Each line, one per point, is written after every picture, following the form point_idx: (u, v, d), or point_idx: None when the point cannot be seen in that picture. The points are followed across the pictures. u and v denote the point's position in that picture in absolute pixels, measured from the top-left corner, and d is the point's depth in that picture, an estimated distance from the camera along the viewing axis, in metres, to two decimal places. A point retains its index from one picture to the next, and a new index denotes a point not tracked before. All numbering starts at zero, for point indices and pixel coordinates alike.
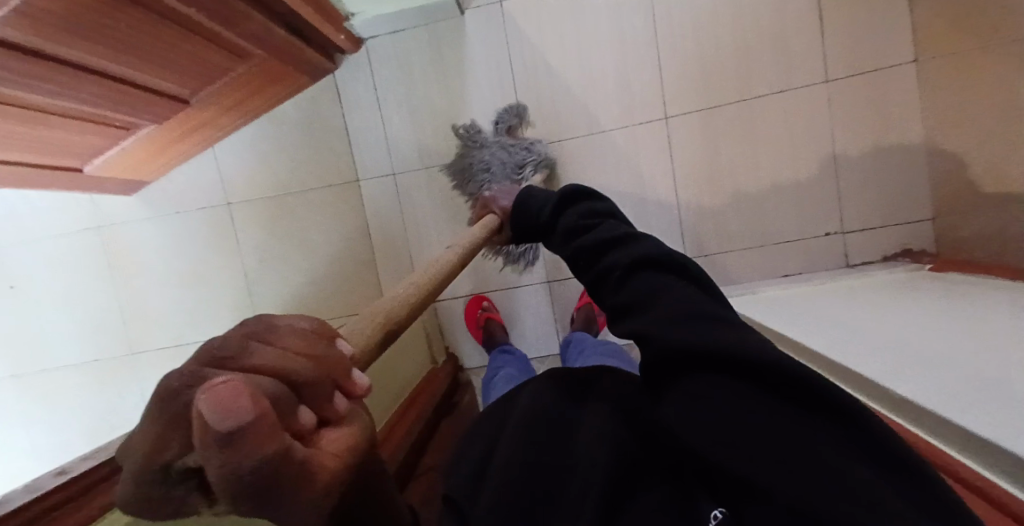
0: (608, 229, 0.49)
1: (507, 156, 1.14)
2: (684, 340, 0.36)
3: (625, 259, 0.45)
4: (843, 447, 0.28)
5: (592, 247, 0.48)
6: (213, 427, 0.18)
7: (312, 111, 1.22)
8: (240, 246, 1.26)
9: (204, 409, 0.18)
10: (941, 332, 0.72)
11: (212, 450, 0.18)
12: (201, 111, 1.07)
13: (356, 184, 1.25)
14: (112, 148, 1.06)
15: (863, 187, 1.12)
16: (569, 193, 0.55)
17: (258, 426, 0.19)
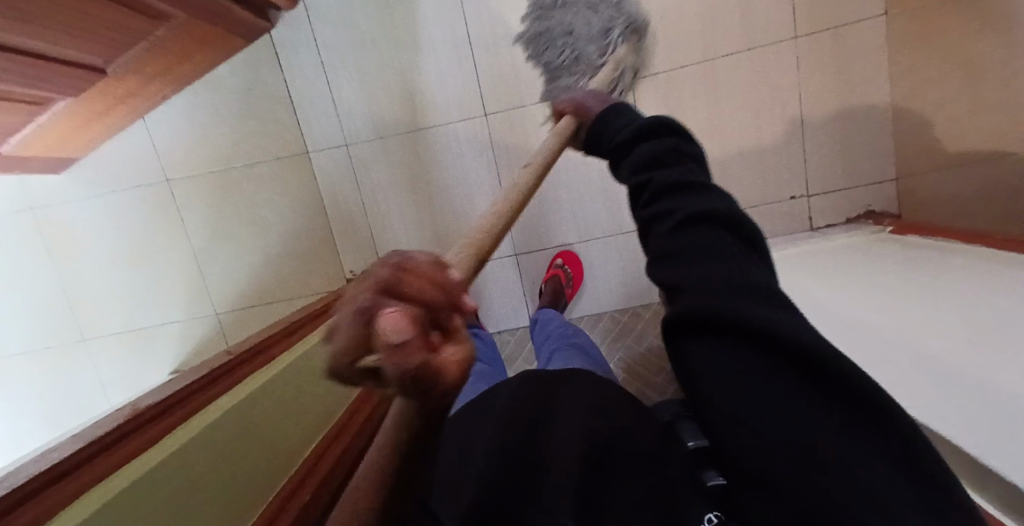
0: (685, 172, 0.39)
1: (596, 19, 1.02)
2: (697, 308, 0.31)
3: (690, 210, 0.36)
4: (859, 445, 0.25)
5: (661, 187, 0.39)
6: (394, 336, 0.17)
7: (251, 75, 1.12)
8: (186, 224, 1.18)
9: (382, 329, 0.17)
10: (894, 304, 0.72)
11: (390, 354, 0.17)
12: (125, 81, 0.96)
13: (305, 156, 1.17)
14: (29, 125, 0.94)
15: (826, 151, 1.11)
16: (652, 126, 0.45)
17: (416, 340, 0.17)
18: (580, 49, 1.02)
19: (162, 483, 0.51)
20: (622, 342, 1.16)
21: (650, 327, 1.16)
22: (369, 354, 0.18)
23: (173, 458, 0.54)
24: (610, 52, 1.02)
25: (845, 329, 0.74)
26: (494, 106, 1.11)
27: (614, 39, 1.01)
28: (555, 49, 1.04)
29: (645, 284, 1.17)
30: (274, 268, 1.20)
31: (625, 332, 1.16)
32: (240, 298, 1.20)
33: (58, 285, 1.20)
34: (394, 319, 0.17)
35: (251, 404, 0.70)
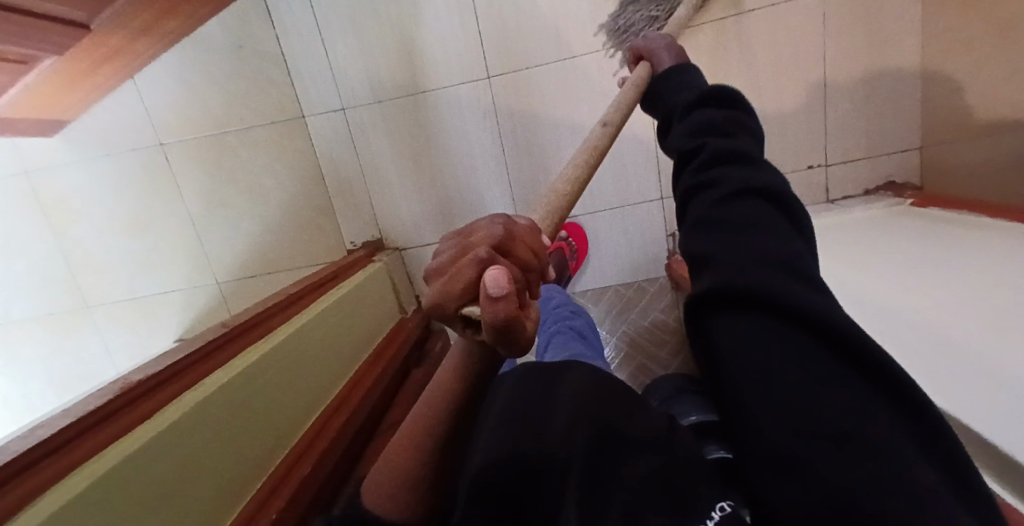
0: (742, 144, 0.38)
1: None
2: (731, 280, 0.28)
3: (737, 183, 0.35)
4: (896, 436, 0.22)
5: (716, 153, 0.38)
6: (497, 293, 0.20)
7: (242, 32, 1.07)
8: (183, 191, 1.15)
9: (487, 281, 0.21)
10: (909, 279, 0.69)
11: (489, 306, 0.21)
12: (108, 37, 0.92)
13: (302, 121, 1.12)
14: (15, 86, 0.94)
15: (848, 118, 1.05)
16: (715, 94, 0.44)
17: (511, 298, 0.21)
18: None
19: (162, 453, 0.52)
20: (627, 316, 1.14)
21: (655, 301, 1.14)
22: (470, 298, 0.22)
23: (176, 426, 0.54)
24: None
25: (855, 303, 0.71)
26: (497, 67, 1.05)
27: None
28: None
29: (653, 257, 1.14)
30: (273, 237, 1.18)
31: (630, 306, 1.15)
32: (241, 266, 1.19)
33: (59, 252, 1.19)
34: (498, 278, 0.21)
35: (257, 372, 0.70)
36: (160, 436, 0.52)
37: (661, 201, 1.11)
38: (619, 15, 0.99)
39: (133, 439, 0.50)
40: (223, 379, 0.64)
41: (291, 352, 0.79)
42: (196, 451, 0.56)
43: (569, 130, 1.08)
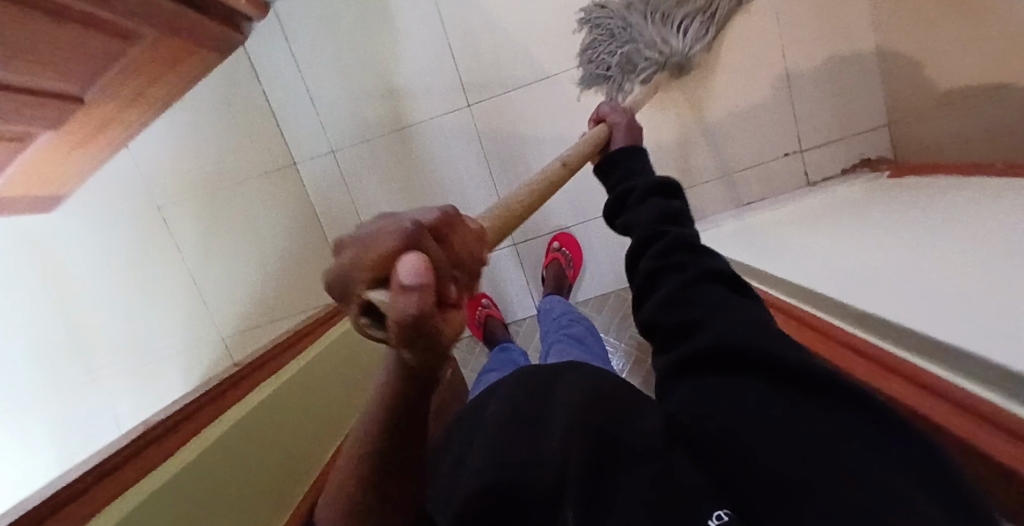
0: (698, 238, 0.46)
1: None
2: (718, 334, 0.32)
3: (700, 270, 0.40)
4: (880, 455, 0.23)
5: (681, 239, 0.45)
6: (410, 281, 0.17)
7: (230, 90, 1.11)
8: (180, 249, 1.16)
9: (403, 265, 0.17)
10: (885, 235, 0.71)
11: (399, 296, 0.17)
12: (102, 107, 0.94)
13: (293, 167, 1.16)
14: (14, 163, 0.91)
15: (815, 104, 1.10)
16: (662, 186, 0.54)
17: (430, 289, 0.17)
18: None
19: (175, 498, 0.51)
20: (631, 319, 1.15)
21: None
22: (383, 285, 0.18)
23: (188, 468, 0.53)
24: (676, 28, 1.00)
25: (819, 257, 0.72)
26: (476, 95, 1.11)
27: (685, 27, 1.00)
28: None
29: None
30: (273, 284, 1.19)
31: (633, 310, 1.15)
32: (243, 316, 1.19)
33: None
34: (416, 262, 0.17)
35: (265, 412, 0.69)
36: (172, 480, 0.51)
37: None
38: (592, 17, 1.05)
39: (148, 484, 0.49)
40: (230, 420, 0.63)
41: (299, 388, 0.79)
42: (207, 495, 0.55)
43: (552, 145, 1.12)
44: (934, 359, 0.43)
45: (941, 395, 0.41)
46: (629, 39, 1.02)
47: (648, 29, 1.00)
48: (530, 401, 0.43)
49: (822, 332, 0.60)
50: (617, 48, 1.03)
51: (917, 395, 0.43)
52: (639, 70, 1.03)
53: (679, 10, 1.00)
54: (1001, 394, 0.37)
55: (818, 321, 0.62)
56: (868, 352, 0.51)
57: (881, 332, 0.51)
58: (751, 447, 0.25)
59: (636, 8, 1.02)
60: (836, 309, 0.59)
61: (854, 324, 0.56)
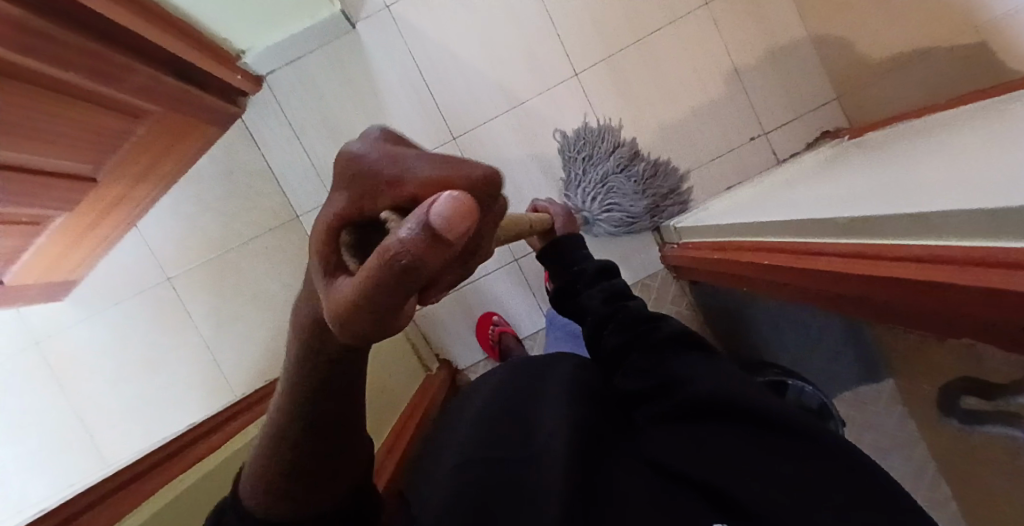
0: (644, 310, 0.61)
1: (650, 195, 1.17)
2: (710, 390, 0.44)
3: (669, 331, 0.55)
4: (822, 475, 0.37)
5: (636, 316, 0.59)
6: (446, 226, 0.08)
7: (231, 159, 1.19)
8: (193, 316, 1.18)
9: (445, 201, 0.08)
10: (864, 171, 0.76)
11: (403, 223, 0.08)
12: (112, 185, 1.00)
13: (296, 220, 1.20)
14: (28, 250, 0.95)
15: (768, 90, 1.20)
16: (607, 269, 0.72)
17: (445, 252, 0.09)
18: (629, 174, 1.16)
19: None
20: None
21: (664, 296, 1.24)
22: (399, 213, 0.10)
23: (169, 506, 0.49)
24: (611, 207, 1.15)
25: (809, 199, 0.77)
26: (460, 129, 1.20)
27: (609, 214, 1.15)
28: (633, 158, 1.17)
29: (645, 255, 1.23)
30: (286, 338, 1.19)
31: None
32: (258, 375, 1.19)
33: (73, 414, 1.16)
34: (469, 201, 0.08)
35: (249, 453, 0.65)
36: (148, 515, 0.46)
37: None
38: (595, 129, 1.18)
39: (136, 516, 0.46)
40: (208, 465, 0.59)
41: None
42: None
43: (537, 163, 1.21)
44: (924, 233, 0.47)
45: (931, 259, 0.44)
46: (583, 176, 1.16)
47: (597, 185, 1.15)
48: (514, 417, 0.51)
49: (829, 252, 0.64)
50: (572, 169, 1.17)
51: (920, 269, 0.45)
52: (572, 190, 1.17)
53: (627, 199, 1.15)
54: (974, 236, 0.39)
55: (820, 247, 0.66)
56: (873, 252, 0.55)
57: (880, 231, 0.54)
58: (732, 477, 0.38)
59: (614, 164, 1.16)
60: (834, 229, 0.63)
61: (856, 236, 0.59)
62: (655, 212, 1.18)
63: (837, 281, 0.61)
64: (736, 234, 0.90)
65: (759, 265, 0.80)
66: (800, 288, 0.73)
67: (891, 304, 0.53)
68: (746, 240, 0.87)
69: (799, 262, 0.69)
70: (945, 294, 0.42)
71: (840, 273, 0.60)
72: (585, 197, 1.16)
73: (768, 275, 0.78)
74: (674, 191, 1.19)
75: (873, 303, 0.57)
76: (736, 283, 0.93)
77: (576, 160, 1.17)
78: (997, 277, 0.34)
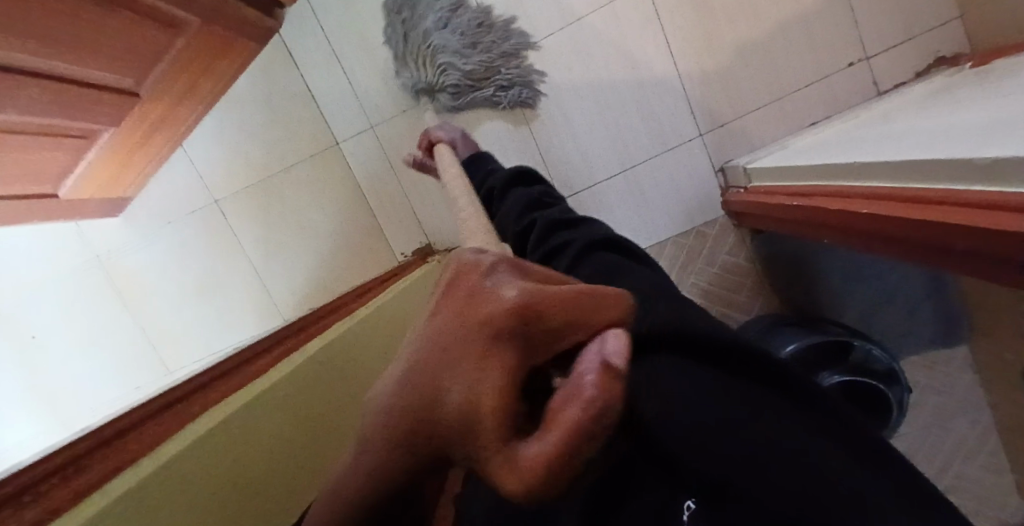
0: (555, 215, 0.54)
1: (484, 52, 1.08)
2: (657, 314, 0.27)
3: (583, 237, 0.44)
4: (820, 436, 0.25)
5: (552, 222, 0.52)
6: (622, 370, 0.12)
7: (269, 79, 1.13)
8: (242, 243, 1.19)
9: (611, 354, 0.12)
10: (994, 102, 0.63)
11: (592, 369, 0.12)
12: (156, 103, 0.98)
13: (336, 147, 1.15)
14: (80, 165, 0.97)
15: (875, 4, 1.01)
16: (519, 174, 0.68)
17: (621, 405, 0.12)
18: (461, 26, 1.07)
19: (179, 496, 0.35)
20: (693, 265, 1.14)
21: (721, 243, 1.13)
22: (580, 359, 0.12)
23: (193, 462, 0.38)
24: (449, 63, 1.07)
25: (920, 137, 0.64)
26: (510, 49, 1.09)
27: (454, 84, 1.08)
28: (461, 14, 1.07)
29: (705, 199, 1.12)
30: (330, 266, 1.19)
31: (693, 259, 1.14)
32: (303, 303, 1.19)
33: (136, 327, 1.23)
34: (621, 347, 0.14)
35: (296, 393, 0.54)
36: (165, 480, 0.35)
37: (699, 137, 1.10)
38: None
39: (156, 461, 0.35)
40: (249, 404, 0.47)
41: (333, 369, 0.62)
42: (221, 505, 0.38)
43: (593, 91, 1.10)
44: None
45: None
46: (406, 42, 1.08)
47: (428, 42, 1.07)
48: None
49: (947, 202, 0.53)
50: (394, 21, 1.08)
51: None
52: (400, 59, 1.09)
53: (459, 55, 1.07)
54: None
55: (938, 195, 0.55)
56: (1011, 204, 0.44)
57: (1021, 177, 0.43)
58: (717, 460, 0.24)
59: (435, 22, 1.07)
60: (950, 172, 0.53)
61: (980, 181, 0.49)
62: (491, 67, 1.08)
63: (959, 238, 0.51)
64: (822, 178, 0.78)
65: (853, 215, 0.68)
66: (907, 244, 0.61)
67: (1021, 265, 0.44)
68: (839, 186, 0.74)
69: (911, 211, 0.57)
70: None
71: (964, 226, 0.49)
72: (413, 66, 1.08)
73: (862, 226, 0.67)
74: (518, 72, 1.09)
75: (992, 262, 0.48)
76: (813, 234, 0.82)
77: (399, 29, 1.08)
78: None
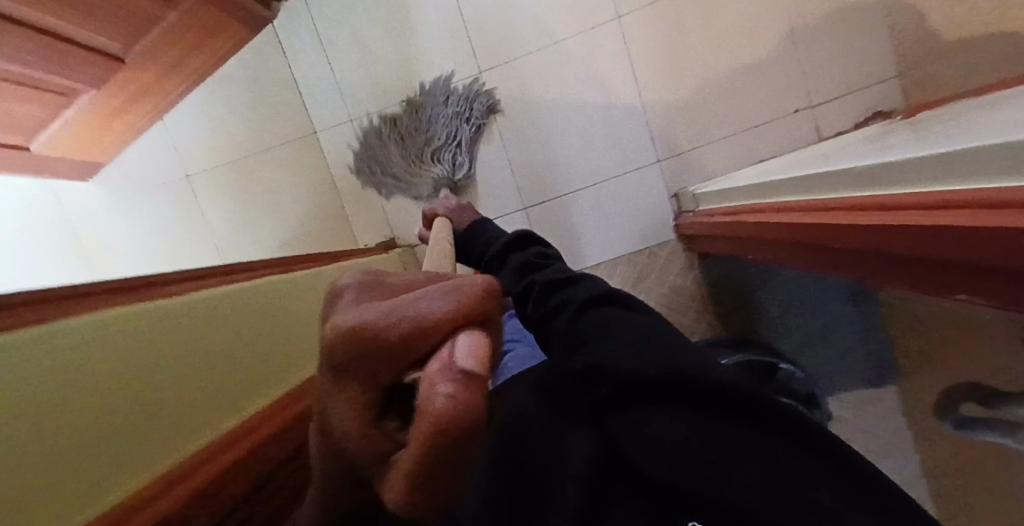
0: (552, 271, 0.51)
1: (445, 117, 1.15)
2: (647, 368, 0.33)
3: (583, 296, 0.44)
4: (817, 474, 0.28)
5: (550, 282, 0.48)
6: (468, 365, 0.14)
7: (258, 65, 1.18)
8: (209, 218, 1.21)
9: (464, 359, 0.15)
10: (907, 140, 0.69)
11: (442, 371, 0.14)
12: (141, 71, 1.02)
13: (314, 135, 1.20)
14: (58, 121, 0.99)
15: (823, 57, 1.11)
16: (516, 240, 0.64)
17: (482, 391, 0.14)
18: (414, 123, 1.16)
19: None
20: (644, 283, 1.19)
21: (671, 266, 1.18)
22: (440, 372, 0.14)
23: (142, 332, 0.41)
24: (432, 146, 1.15)
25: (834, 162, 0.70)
26: (490, 61, 1.16)
27: (454, 154, 1.15)
28: (409, 119, 1.16)
29: (660, 222, 1.18)
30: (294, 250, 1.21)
31: (645, 277, 1.19)
32: None
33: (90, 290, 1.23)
34: (482, 345, 0.16)
35: (245, 313, 0.56)
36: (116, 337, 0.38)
37: (659, 162, 1.17)
38: (366, 135, 1.18)
39: None
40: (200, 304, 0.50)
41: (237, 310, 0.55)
42: (167, 383, 0.41)
43: (564, 109, 1.17)
44: (939, 181, 0.42)
45: (932, 206, 0.40)
46: (391, 175, 1.17)
47: (410, 153, 1.16)
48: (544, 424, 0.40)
49: (841, 208, 0.58)
50: (375, 175, 1.18)
51: (920, 216, 0.41)
52: (395, 183, 1.17)
53: (437, 135, 1.14)
54: (999, 172, 0.34)
55: (836, 204, 0.60)
56: (884, 206, 0.49)
57: (904, 182, 0.48)
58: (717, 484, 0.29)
59: (399, 145, 1.16)
60: (856, 183, 0.58)
61: (875, 190, 0.54)
62: (457, 113, 1.15)
63: (840, 239, 0.56)
64: (753, 199, 0.84)
65: (768, 225, 0.74)
66: (808, 252, 0.66)
67: (887, 262, 0.49)
68: (763, 202, 0.80)
69: (812, 219, 0.62)
70: (942, 236, 0.37)
71: (845, 228, 0.54)
72: (409, 177, 1.16)
73: (774, 236, 0.72)
74: (474, 107, 1.15)
75: (867, 261, 0.53)
76: (741, 248, 0.88)
77: (375, 167, 1.17)
78: (999, 213, 0.31)
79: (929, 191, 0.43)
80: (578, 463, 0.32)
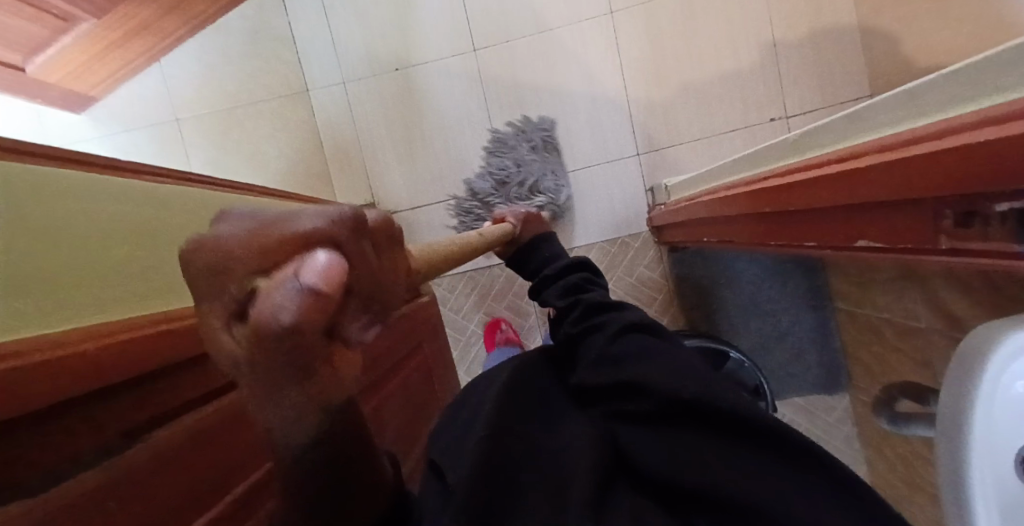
0: (601, 299, 0.61)
1: (524, 156, 1.19)
2: (677, 385, 0.44)
3: (617, 323, 0.54)
4: (811, 480, 0.37)
5: (592, 306, 0.59)
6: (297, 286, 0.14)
7: (259, 20, 1.21)
8: (192, 163, 1.22)
9: (297, 279, 0.14)
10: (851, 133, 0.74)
11: (284, 291, 0.14)
12: (143, 8, 1.04)
13: (306, 94, 1.23)
14: (54, 46, 1.01)
15: (801, 72, 1.17)
16: (575, 263, 0.68)
17: (332, 304, 0.15)
18: (498, 170, 1.19)
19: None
20: (613, 272, 1.22)
21: (640, 257, 1.22)
22: (277, 291, 0.14)
23: (30, 189, 0.39)
24: (526, 184, 1.18)
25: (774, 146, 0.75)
26: (484, 41, 1.20)
27: (553, 181, 1.18)
28: (494, 169, 1.19)
29: (634, 214, 1.22)
30: None
31: (616, 264, 1.22)
32: None
33: None
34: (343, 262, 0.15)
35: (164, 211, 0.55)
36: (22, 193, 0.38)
37: (637, 156, 1.21)
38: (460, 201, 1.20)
39: None
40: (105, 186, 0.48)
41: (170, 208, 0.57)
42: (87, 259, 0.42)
43: (551, 94, 1.21)
44: (849, 135, 0.45)
45: (844, 156, 0.43)
46: None
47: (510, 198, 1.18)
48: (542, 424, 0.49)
49: (764, 176, 0.61)
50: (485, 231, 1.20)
51: (833, 166, 0.44)
52: None
53: (532, 170, 1.18)
54: (925, 115, 0.35)
55: (759, 174, 0.63)
56: (798, 168, 0.52)
57: (813, 145, 0.52)
58: (727, 481, 0.38)
59: (502, 198, 1.19)
60: (775, 152, 0.60)
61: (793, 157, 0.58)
62: (534, 145, 1.19)
63: (762, 203, 0.59)
64: (706, 182, 0.88)
65: (712, 203, 0.76)
66: (741, 225, 0.69)
67: (805, 217, 0.52)
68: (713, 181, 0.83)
69: (739, 191, 0.65)
70: (862, 178, 0.39)
71: (766, 190, 0.57)
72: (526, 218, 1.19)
73: (716, 214, 0.75)
74: (549, 137, 1.20)
75: (788, 222, 0.56)
76: (697, 232, 0.90)
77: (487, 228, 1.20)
78: (914, 139, 0.34)
79: (839, 147, 0.46)
80: (593, 454, 0.42)
